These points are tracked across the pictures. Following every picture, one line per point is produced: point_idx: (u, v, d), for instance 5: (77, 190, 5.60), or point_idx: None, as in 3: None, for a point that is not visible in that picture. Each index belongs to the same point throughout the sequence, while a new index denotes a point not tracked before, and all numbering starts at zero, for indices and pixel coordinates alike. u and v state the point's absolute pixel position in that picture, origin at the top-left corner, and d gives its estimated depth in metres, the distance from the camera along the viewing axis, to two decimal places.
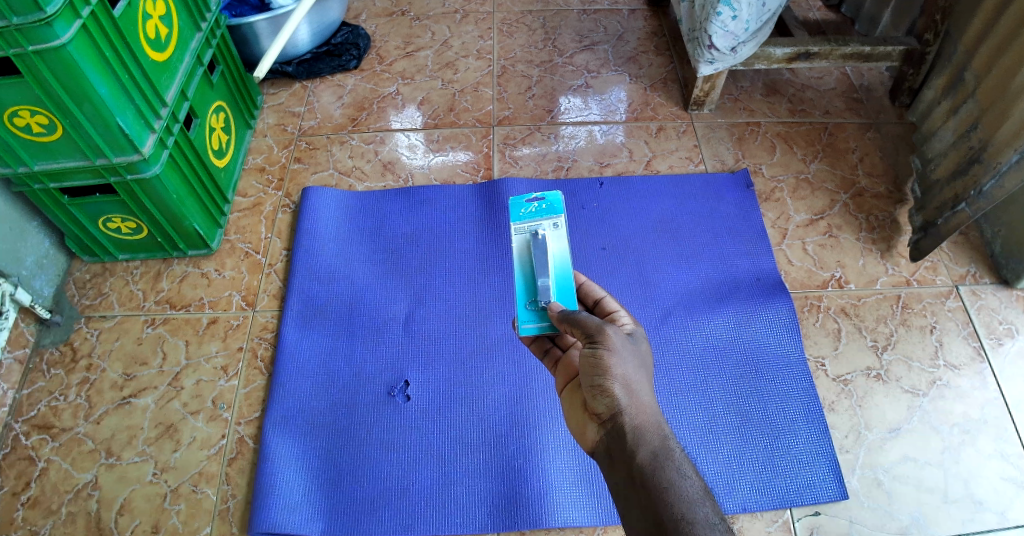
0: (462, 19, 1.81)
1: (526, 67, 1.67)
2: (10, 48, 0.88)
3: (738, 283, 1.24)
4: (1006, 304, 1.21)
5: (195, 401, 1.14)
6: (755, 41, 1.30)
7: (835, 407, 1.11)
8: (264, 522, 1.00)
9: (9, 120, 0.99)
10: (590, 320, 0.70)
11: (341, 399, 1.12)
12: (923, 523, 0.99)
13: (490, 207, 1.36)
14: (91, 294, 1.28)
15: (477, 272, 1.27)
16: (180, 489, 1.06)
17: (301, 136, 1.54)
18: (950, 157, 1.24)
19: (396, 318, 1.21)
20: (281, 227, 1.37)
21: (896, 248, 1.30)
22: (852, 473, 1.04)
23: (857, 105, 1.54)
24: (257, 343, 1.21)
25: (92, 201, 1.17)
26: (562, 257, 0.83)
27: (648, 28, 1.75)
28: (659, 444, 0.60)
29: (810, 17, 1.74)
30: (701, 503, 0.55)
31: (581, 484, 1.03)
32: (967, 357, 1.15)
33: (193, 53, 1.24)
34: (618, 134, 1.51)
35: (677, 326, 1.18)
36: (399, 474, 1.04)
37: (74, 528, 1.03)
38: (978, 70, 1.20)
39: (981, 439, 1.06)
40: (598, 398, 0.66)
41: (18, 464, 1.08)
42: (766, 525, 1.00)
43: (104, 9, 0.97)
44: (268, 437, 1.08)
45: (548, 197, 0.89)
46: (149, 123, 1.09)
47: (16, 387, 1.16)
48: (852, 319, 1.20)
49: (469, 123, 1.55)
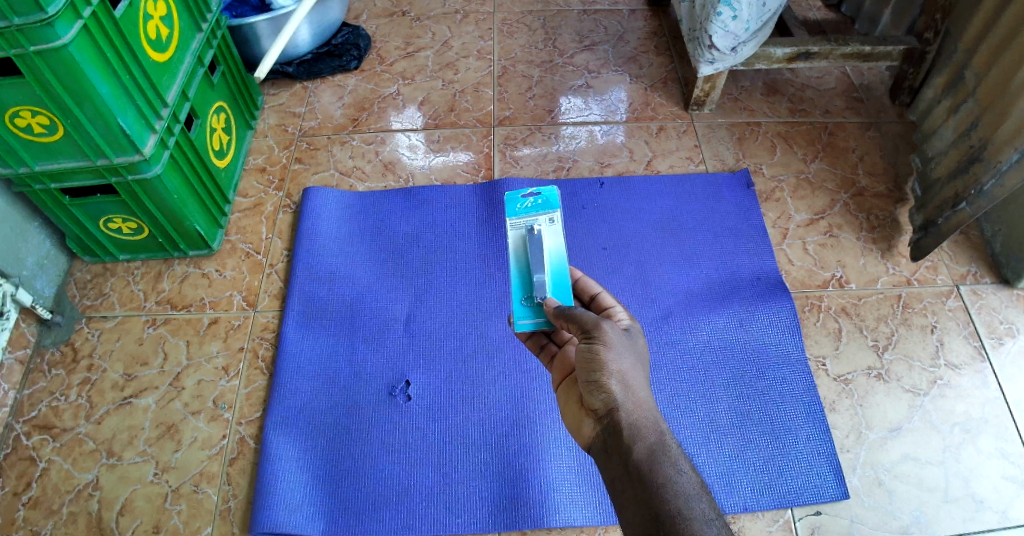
0: (462, 19, 1.81)
1: (526, 67, 1.67)
2: (10, 48, 0.88)
3: (739, 282, 1.24)
4: (1006, 303, 1.21)
5: (195, 401, 1.15)
6: (755, 40, 1.30)
7: (835, 406, 1.11)
8: (265, 522, 1.00)
9: (9, 121, 0.99)
10: (586, 315, 0.69)
11: (343, 399, 1.12)
12: (924, 523, 0.99)
13: (491, 208, 1.36)
14: (92, 295, 1.28)
15: (478, 273, 1.27)
16: (181, 489, 1.06)
17: (302, 137, 1.54)
18: (950, 157, 1.24)
19: (397, 318, 1.21)
20: (281, 227, 1.37)
21: (896, 247, 1.30)
22: (852, 472, 1.04)
23: (857, 105, 1.55)
24: (257, 343, 1.21)
25: (93, 201, 1.17)
26: (558, 252, 0.82)
27: (648, 28, 1.75)
28: (656, 440, 0.61)
29: (810, 17, 1.74)
30: (697, 498, 0.56)
31: (581, 483, 1.03)
32: (967, 356, 1.15)
33: (194, 53, 1.24)
34: (619, 134, 1.51)
35: (678, 327, 1.18)
36: (401, 474, 1.05)
37: (75, 529, 1.02)
38: (978, 69, 1.20)
39: (981, 438, 1.06)
40: (593, 395, 0.65)
41: (18, 464, 1.08)
42: (766, 524, 1.00)
43: (105, 10, 0.97)
44: (268, 438, 1.08)
45: (544, 193, 0.88)
46: (150, 123, 1.09)
47: (16, 388, 1.16)
48: (852, 318, 1.21)
49: (469, 123, 1.55)
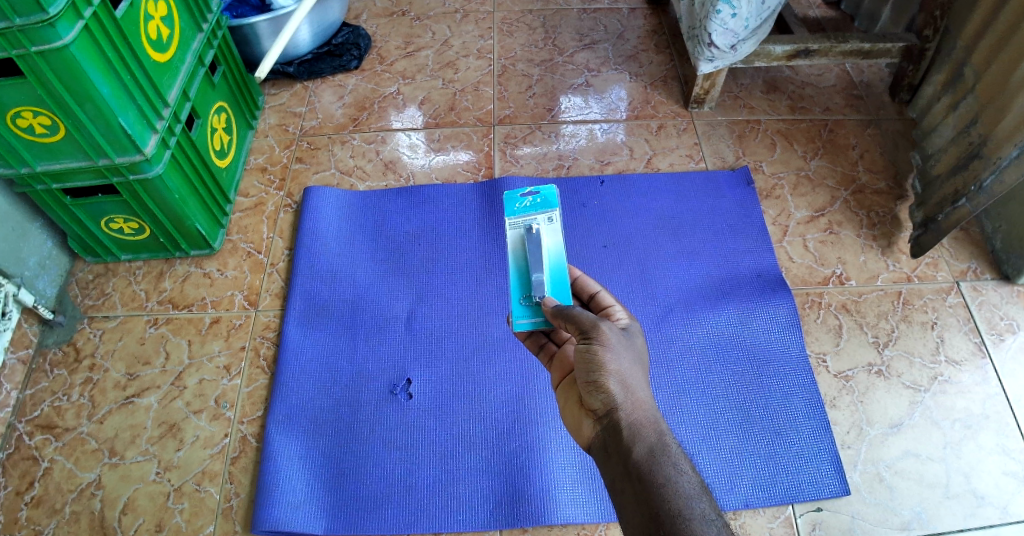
0: (462, 19, 1.81)
1: (527, 66, 1.67)
2: (12, 49, 0.89)
3: (740, 279, 1.24)
4: (1006, 299, 1.21)
5: (198, 400, 1.15)
6: (755, 38, 1.30)
7: (835, 403, 1.11)
8: (266, 520, 1.01)
9: (11, 121, 0.99)
10: (584, 315, 0.70)
11: (343, 397, 1.13)
12: (926, 519, 0.99)
13: (491, 207, 1.37)
14: (94, 295, 1.28)
15: (479, 271, 1.27)
16: (182, 488, 1.06)
17: (302, 136, 1.54)
18: (950, 154, 1.24)
19: (398, 316, 1.22)
20: (282, 226, 1.37)
21: (897, 244, 1.30)
22: (852, 469, 1.04)
23: (857, 102, 1.55)
24: (259, 342, 1.21)
25: (95, 201, 1.17)
26: (557, 250, 0.82)
27: (648, 27, 1.75)
28: (655, 440, 0.61)
29: (810, 15, 1.74)
30: (697, 498, 0.56)
31: (581, 480, 1.03)
32: (968, 353, 1.15)
33: (194, 53, 1.25)
34: (619, 133, 1.51)
35: (678, 324, 1.18)
36: (401, 471, 1.05)
37: (78, 528, 1.03)
38: (977, 66, 1.20)
39: (982, 434, 1.06)
40: (592, 395, 0.66)
41: (21, 464, 1.09)
42: (767, 521, 1.00)
43: (106, 10, 0.98)
44: (270, 435, 1.09)
45: (543, 191, 0.89)
46: (151, 124, 1.09)
47: (19, 388, 1.16)
48: (852, 315, 1.21)
49: (469, 122, 1.55)
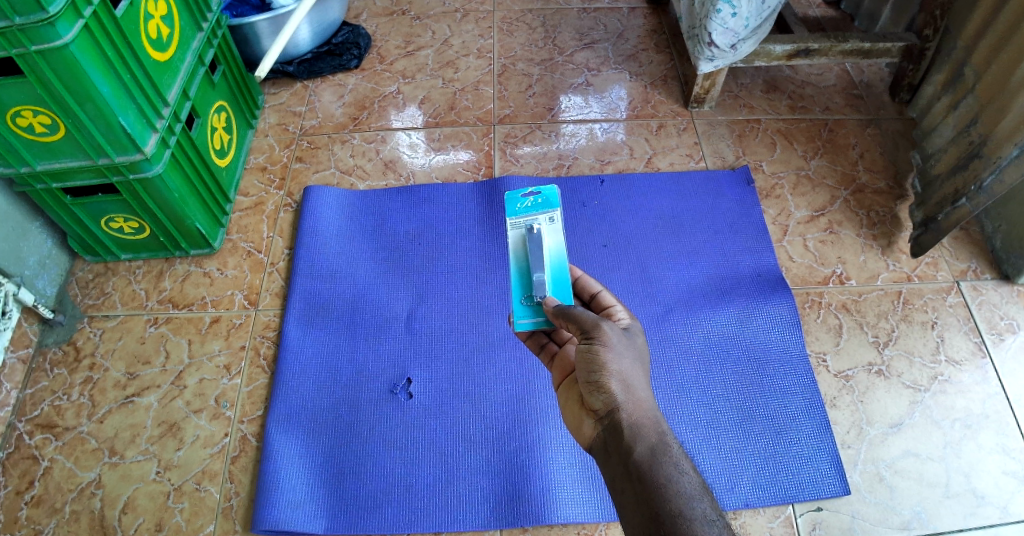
0: (462, 18, 1.81)
1: (527, 65, 1.67)
2: (12, 48, 0.89)
3: (740, 279, 1.24)
4: (1006, 299, 1.21)
5: (198, 400, 1.15)
6: (755, 37, 1.30)
7: (836, 403, 1.11)
8: (266, 519, 1.01)
9: (11, 121, 0.99)
10: (585, 315, 0.69)
11: (343, 397, 1.13)
12: (925, 518, 0.99)
13: (491, 206, 1.37)
14: (94, 294, 1.28)
15: (479, 270, 1.27)
16: (182, 487, 1.06)
17: (302, 136, 1.54)
18: (950, 154, 1.24)
19: (398, 316, 1.22)
20: (282, 226, 1.37)
21: (897, 243, 1.30)
22: (853, 468, 1.04)
23: (857, 102, 1.55)
24: (259, 341, 1.21)
25: (94, 201, 1.17)
26: (557, 250, 0.82)
27: (648, 26, 1.75)
28: (656, 440, 0.61)
29: (810, 15, 1.74)
30: (698, 499, 0.56)
31: (581, 480, 1.03)
32: (968, 352, 1.15)
33: (194, 53, 1.25)
34: (619, 132, 1.51)
35: (679, 324, 1.18)
36: (401, 470, 1.05)
37: (78, 527, 1.03)
38: (977, 65, 1.20)
39: (982, 433, 1.06)
40: (594, 395, 0.66)
41: (21, 463, 1.09)
42: (767, 520, 1.00)
43: (106, 9, 0.98)
44: (270, 435, 1.09)
45: (544, 191, 0.89)
46: (150, 123, 1.09)
47: (19, 387, 1.16)
48: (852, 314, 1.21)
49: (469, 121, 1.55)
